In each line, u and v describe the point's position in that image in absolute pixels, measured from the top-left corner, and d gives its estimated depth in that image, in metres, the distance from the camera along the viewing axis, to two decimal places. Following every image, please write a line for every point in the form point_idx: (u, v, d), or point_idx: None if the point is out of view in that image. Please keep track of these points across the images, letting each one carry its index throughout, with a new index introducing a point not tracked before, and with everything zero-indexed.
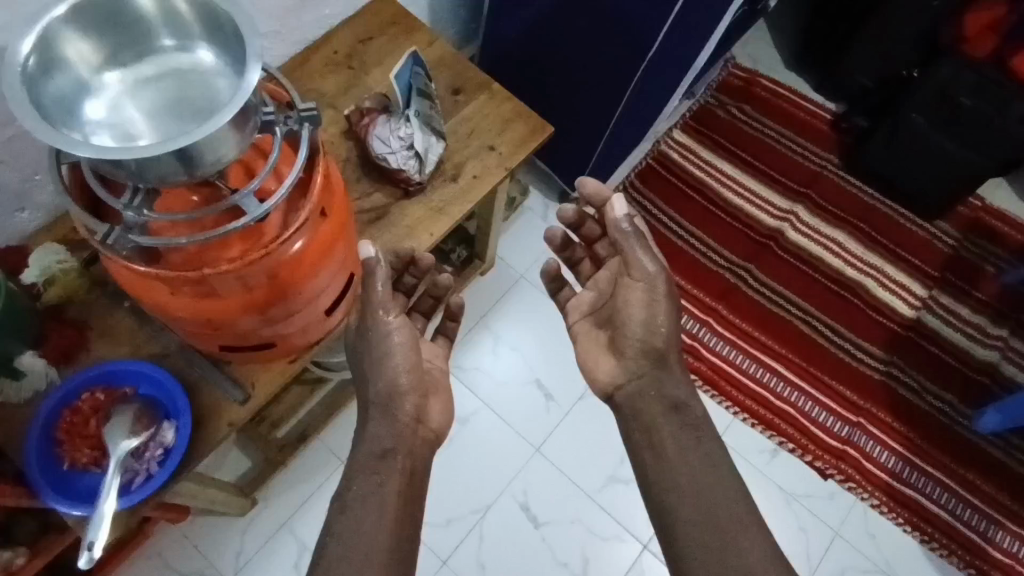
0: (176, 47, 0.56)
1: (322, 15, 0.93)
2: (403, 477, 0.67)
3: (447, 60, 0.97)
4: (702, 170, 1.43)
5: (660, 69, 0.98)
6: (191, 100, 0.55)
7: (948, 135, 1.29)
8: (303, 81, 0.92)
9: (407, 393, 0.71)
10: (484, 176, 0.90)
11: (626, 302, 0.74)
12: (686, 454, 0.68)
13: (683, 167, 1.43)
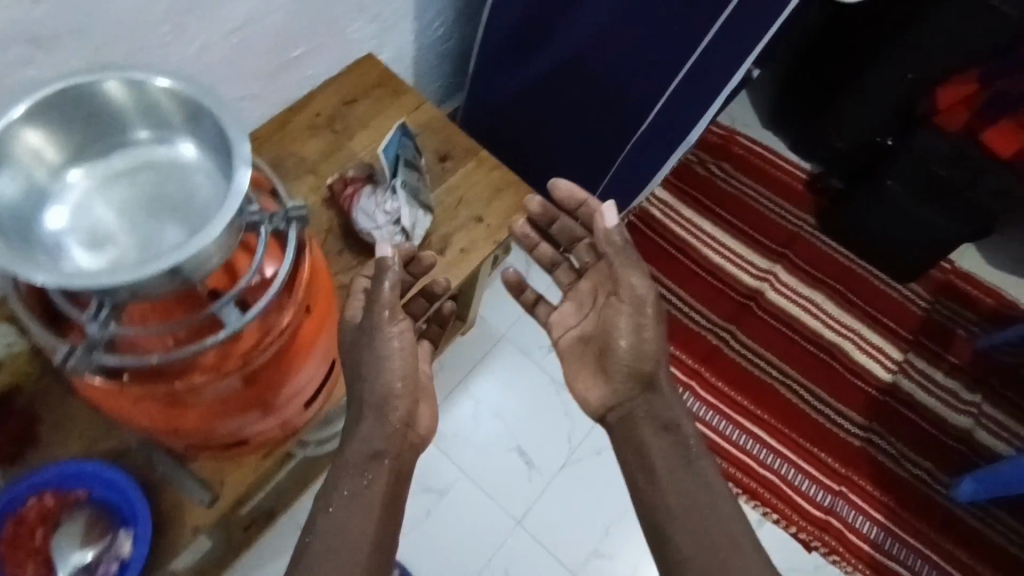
0: (149, 138, 0.52)
1: (305, 75, 0.89)
2: (381, 511, 0.62)
3: (434, 123, 0.94)
4: (684, 230, 1.43)
5: (650, 140, 0.97)
6: (165, 196, 0.51)
7: (924, 203, 1.31)
8: (283, 144, 0.88)
9: (401, 397, 0.66)
10: (472, 249, 0.87)
11: (617, 318, 0.74)
12: (677, 477, 0.65)
13: (665, 227, 1.43)
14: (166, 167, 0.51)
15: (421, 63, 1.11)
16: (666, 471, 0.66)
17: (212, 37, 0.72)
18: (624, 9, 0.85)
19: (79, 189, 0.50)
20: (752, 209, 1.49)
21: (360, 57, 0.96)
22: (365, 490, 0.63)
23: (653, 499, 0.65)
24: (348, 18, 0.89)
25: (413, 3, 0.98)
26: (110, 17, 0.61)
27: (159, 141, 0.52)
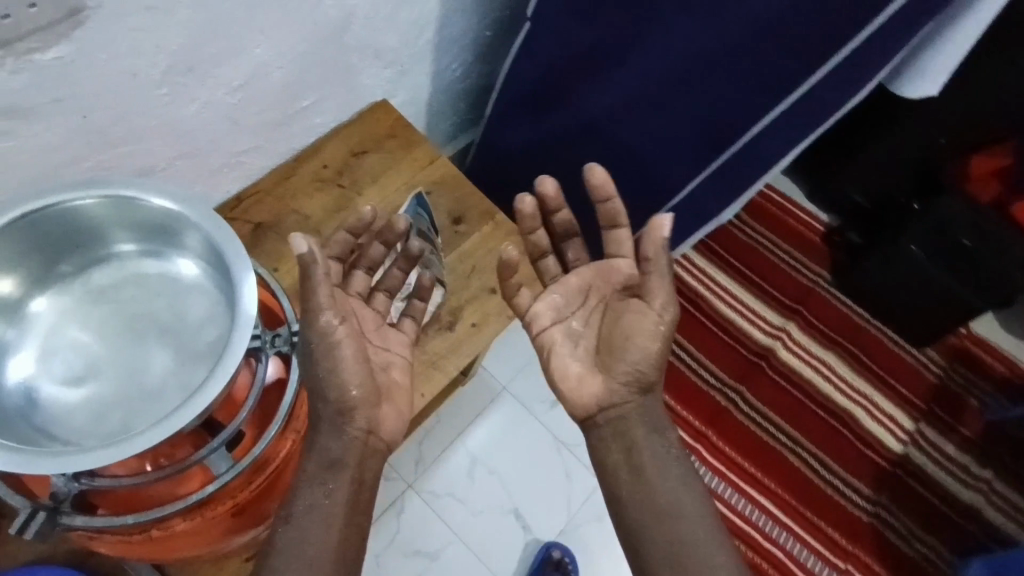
0: (139, 253, 0.54)
1: (312, 123, 0.83)
2: (343, 528, 0.55)
3: (447, 180, 0.87)
4: (699, 282, 1.37)
5: (680, 212, 0.93)
6: (148, 316, 0.52)
7: (945, 271, 1.23)
8: (285, 199, 0.81)
9: (359, 407, 0.58)
10: (484, 322, 0.81)
11: (636, 320, 0.63)
12: (663, 477, 0.60)
13: (678, 278, 1.37)
14: (163, 281, 0.54)
15: (434, 104, 1.04)
16: (654, 470, 0.60)
17: (214, 94, 0.66)
18: (660, 75, 0.79)
19: (71, 303, 0.53)
20: (771, 265, 1.41)
21: (372, 102, 0.89)
22: (325, 501, 0.56)
23: (645, 514, 0.59)
24: (362, 66, 0.82)
25: (431, 46, 0.91)
26: (102, 84, 0.55)
27: (153, 251, 0.54)
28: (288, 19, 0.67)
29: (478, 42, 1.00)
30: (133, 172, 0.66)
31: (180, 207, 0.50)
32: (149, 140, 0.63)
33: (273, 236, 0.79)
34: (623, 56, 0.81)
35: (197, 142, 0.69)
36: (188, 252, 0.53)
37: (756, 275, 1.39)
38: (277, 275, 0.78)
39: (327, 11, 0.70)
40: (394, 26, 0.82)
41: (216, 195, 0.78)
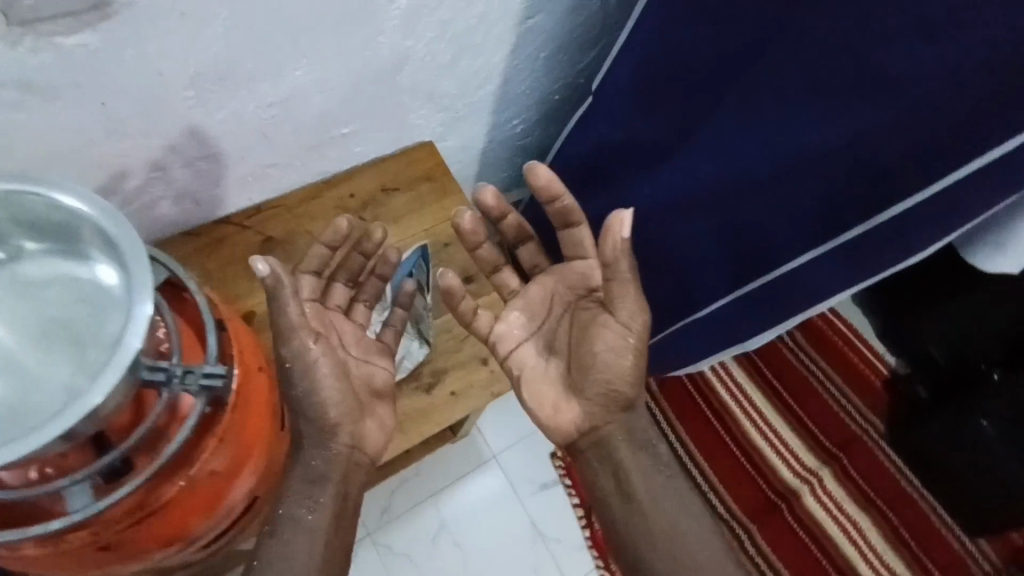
0: (42, 250, 0.45)
1: (351, 151, 0.81)
2: (328, 538, 0.57)
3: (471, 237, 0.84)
4: (736, 402, 1.25)
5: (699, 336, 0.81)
6: (29, 318, 0.44)
7: (1016, 459, 1.07)
8: (302, 220, 0.80)
9: (339, 423, 0.59)
10: (465, 392, 0.76)
11: (613, 324, 0.63)
12: (656, 500, 0.60)
13: (712, 392, 1.26)
14: (68, 286, 0.45)
15: (489, 155, 1.02)
16: (643, 491, 0.60)
17: (246, 106, 0.65)
18: (708, 183, 0.68)
19: None
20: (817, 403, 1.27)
21: (419, 142, 0.87)
22: (309, 516, 0.58)
23: (640, 536, 0.59)
24: (413, 105, 0.81)
25: (492, 99, 0.89)
26: (125, 77, 0.55)
27: (68, 252, 0.45)
28: (335, 49, 0.66)
29: (545, 103, 0.97)
30: (154, 167, 0.65)
31: (92, 215, 0.42)
32: (171, 138, 0.63)
33: (279, 254, 0.78)
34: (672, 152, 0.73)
35: (222, 148, 0.68)
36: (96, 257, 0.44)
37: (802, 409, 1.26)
38: (271, 294, 0.76)
39: (380, 47, 0.69)
40: (453, 73, 0.80)
41: (237, 201, 0.77)
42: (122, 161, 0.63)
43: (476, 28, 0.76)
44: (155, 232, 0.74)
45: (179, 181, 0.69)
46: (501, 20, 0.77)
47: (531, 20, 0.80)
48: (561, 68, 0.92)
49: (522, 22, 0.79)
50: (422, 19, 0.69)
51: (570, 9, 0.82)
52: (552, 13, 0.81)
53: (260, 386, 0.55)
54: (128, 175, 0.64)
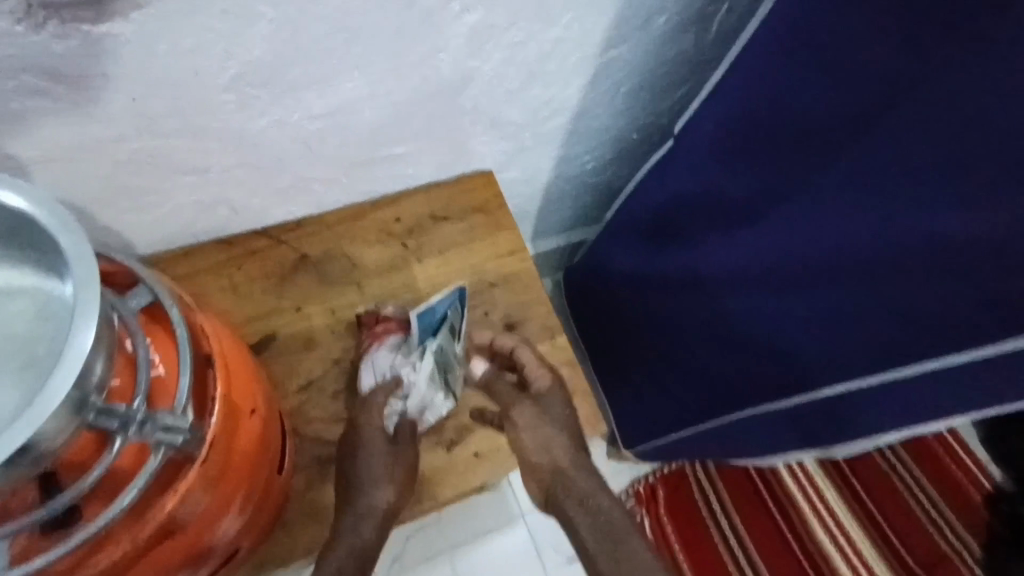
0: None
1: (403, 173, 0.75)
2: None
3: (520, 280, 0.76)
4: (813, 506, 1.05)
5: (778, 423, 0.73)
6: None
7: None
8: (341, 240, 0.74)
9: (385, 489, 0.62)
10: (488, 456, 0.67)
11: (544, 404, 0.70)
12: (597, 548, 0.65)
13: (783, 489, 1.07)
14: (38, 297, 0.41)
15: (555, 190, 0.94)
16: (590, 546, 0.65)
17: (289, 115, 0.61)
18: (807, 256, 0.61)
19: None
20: (910, 518, 1.06)
21: (478, 170, 0.80)
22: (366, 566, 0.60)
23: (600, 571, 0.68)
24: (474, 131, 0.74)
25: (562, 132, 0.82)
26: (159, 72, 0.51)
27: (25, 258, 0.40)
28: (391, 64, 0.60)
29: (621, 141, 0.89)
30: (188, 169, 0.62)
31: (34, 214, 0.37)
32: (207, 141, 0.59)
33: (312, 274, 0.72)
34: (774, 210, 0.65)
35: (262, 158, 0.64)
36: (53, 264, 0.39)
37: (888, 523, 1.05)
38: (297, 315, 0.70)
39: (441, 65, 0.63)
40: (521, 100, 0.73)
41: (276, 213, 0.72)
42: (156, 160, 0.59)
43: (551, 54, 0.68)
44: (188, 236, 0.70)
45: (214, 186, 0.65)
46: (580, 48, 0.69)
47: (615, 50, 0.72)
48: (644, 105, 0.83)
49: (604, 51, 0.71)
50: (490, 40, 0.63)
51: (660, 40, 0.73)
52: (639, 44, 0.73)
53: (251, 428, 0.48)
54: (160, 175, 0.61)
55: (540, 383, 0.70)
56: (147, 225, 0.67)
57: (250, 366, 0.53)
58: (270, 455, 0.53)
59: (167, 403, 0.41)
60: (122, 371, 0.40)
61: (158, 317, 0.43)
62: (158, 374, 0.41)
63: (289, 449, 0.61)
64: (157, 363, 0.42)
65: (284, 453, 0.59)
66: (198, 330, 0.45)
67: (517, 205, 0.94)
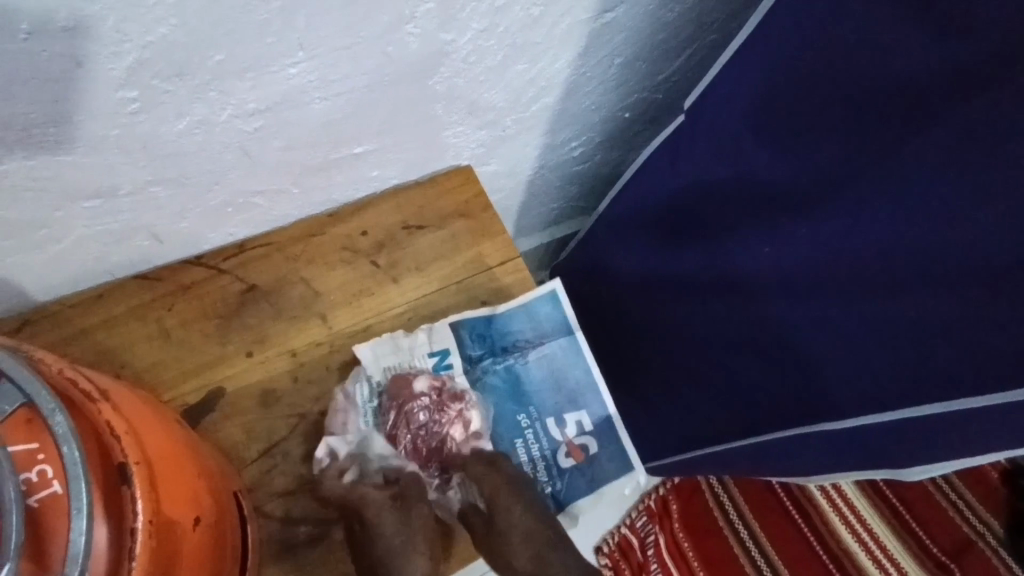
0: None
1: (366, 176, 0.62)
2: None
3: (518, 295, 0.63)
4: (848, 529, 0.81)
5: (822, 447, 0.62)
6: None
7: None
8: (297, 264, 0.61)
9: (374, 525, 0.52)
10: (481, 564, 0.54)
11: (499, 511, 0.52)
12: None
13: (816, 509, 0.83)
14: None
15: (539, 183, 0.82)
16: None
17: (215, 114, 0.47)
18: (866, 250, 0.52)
19: None
20: (1006, 546, 0.79)
21: (454, 167, 0.67)
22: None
23: None
24: (449, 120, 0.61)
25: (548, 116, 0.70)
26: (25, 65, 0.37)
27: None
28: (342, 40, 0.47)
29: (613, 122, 0.77)
30: (88, 192, 0.47)
31: None
32: (108, 154, 0.45)
33: (263, 309, 0.59)
34: (835, 204, 0.56)
35: (185, 171, 0.50)
36: None
37: (984, 550, 0.79)
38: (249, 363, 0.57)
39: (406, 40, 0.50)
40: (503, 79, 0.60)
41: (212, 237, 0.58)
42: (39, 184, 0.45)
43: (538, 21, 0.56)
44: (101, 274, 0.56)
45: (127, 211, 0.51)
46: (571, 12, 0.57)
47: (611, 13, 0.60)
48: (639, 78, 0.72)
49: (597, 15, 0.59)
50: (465, 4, 0.50)
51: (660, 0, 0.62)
52: (637, 5, 0.61)
53: (197, 545, 0.36)
54: (49, 203, 0.47)
55: (488, 481, 0.53)
56: (42, 267, 0.52)
57: (188, 450, 0.40)
58: (226, 566, 0.40)
59: (65, 528, 0.28)
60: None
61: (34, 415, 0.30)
62: (50, 490, 0.29)
63: (252, 541, 0.48)
64: (49, 475, 0.29)
65: (246, 547, 0.47)
66: (102, 429, 0.32)
67: (496, 202, 0.81)
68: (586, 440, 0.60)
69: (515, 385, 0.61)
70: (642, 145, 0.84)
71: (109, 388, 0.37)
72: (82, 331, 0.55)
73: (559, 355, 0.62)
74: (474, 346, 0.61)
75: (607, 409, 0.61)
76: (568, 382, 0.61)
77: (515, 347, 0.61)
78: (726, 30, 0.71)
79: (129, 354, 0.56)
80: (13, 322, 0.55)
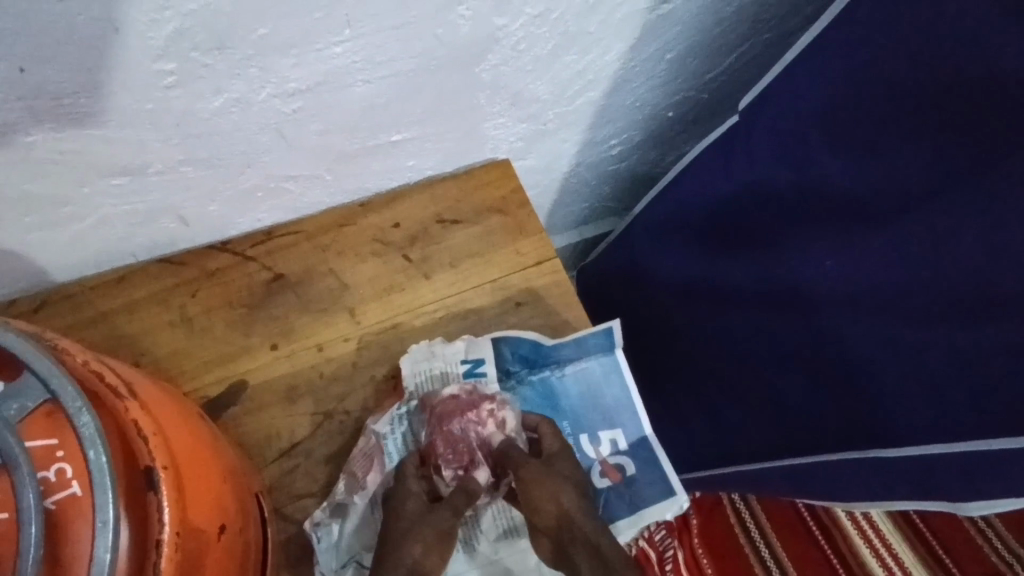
0: None
1: (402, 166, 0.59)
2: None
3: (554, 296, 0.60)
4: (874, 554, 0.74)
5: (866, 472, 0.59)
6: None
7: None
8: (326, 254, 0.58)
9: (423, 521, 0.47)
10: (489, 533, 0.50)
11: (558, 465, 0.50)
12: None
13: (841, 532, 0.76)
14: None
15: (574, 180, 0.79)
16: None
17: (254, 93, 0.44)
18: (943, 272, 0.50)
19: None
20: None
21: (490, 160, 0.64)
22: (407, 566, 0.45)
23: None
24: (491, 111, 0.58)
25: (592, 111, 0.66)
26: (60, 28, 0.35)
27: None
28: (391, 19, 0.44)
29: (656, 121, 0.74)
30: (114, 169, 0.45)
31: None
32: (139, 129, 0.43)
33: (289, 300, 0.56)
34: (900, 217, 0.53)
35: (216, 151, 0.47)
36: None
37: None
38: (273, 356, 0.55)
39: (457, 22, 0.47)
40: (550, 70, 0.57)
41: (240, 222, 0.56)
42: (64, 158, 0.43)
43: (594, 9, 0.53)
44: (123, 255, 0.53)
45: (154, 191, 0.48)
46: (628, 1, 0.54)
47: (668, 4, 0.57)
48: (689, 74, 0.68)
49: (655, 6, 0.56)
50: None
51: None
52: None
53: (219, 553, 0.33)
54: (74, 178, 0.44)
55: (555, 444, 0.52)
56: (62, 245, 0.50)
57: (213, 450, 0.37)
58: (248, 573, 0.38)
59: (88, 533, 0.26)
60: (4, 500, 0.25)
61: (56, 410, 0.28)
62: (69, 492, 0.26)
63: (271, 546, 0.45)
64: (69, 476, 0.27)
65: (265, 554, 0.44)
66: (129, 428, 0.30)
67: (530, 198, 0.78)
68: (621, 459, 0.56)
69: (549, 399, 0.57)
70: (683, 146, 0.81)
71: (134, 381, 0.34)
72: (101, 315, 0.53)
73: (598, 376, 0.57)
74: (509, 362, 0.57)
75: (643, 430, 0.56)
76: (604, 400, 0.57)
77: (552, 360, 0.57)
78: (783, 29, 0.67)
79: (148, 341, 0.53)
80: (31, 301, 0.53)
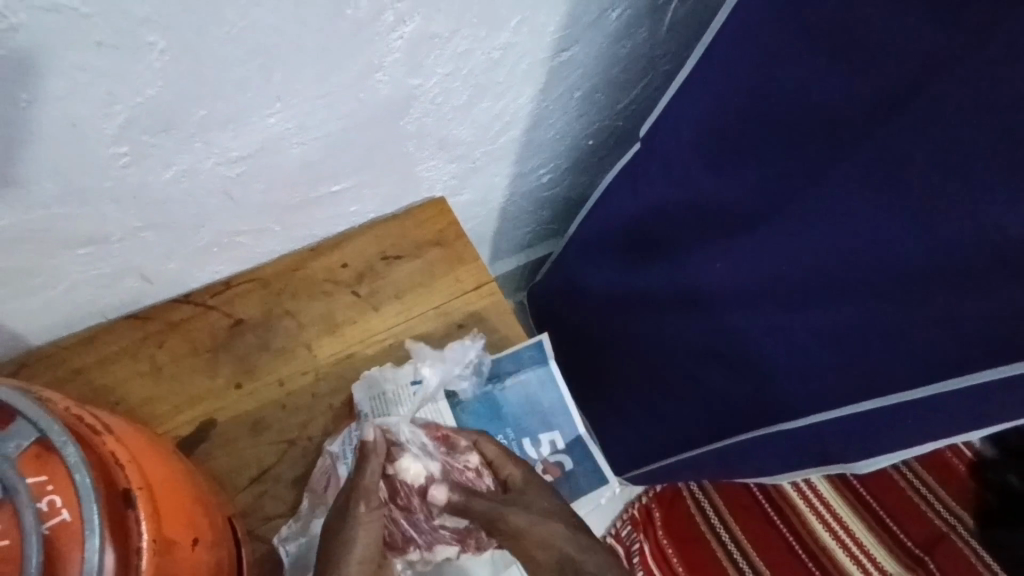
0: None
1: (345, 212, 0.66)
2: None
3: (493, 316, 0.67)
4: (827, 530, 0.78)
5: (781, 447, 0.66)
6: None
7: None
8: (282, 297, 0.64)
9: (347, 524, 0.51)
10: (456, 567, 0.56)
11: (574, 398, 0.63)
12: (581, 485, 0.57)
13: (793, 510, 0.80)
14: None
15: (511, 208, 0.86)
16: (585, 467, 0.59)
17: (200, 163, 0.50)
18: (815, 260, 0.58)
19: None
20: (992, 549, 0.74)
21: (428, 199, 0.71)
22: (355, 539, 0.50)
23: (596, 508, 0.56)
24: (421, 156, 0.65)
25: (516, 146, 0.74)
26: (27, 128, 0.41)
27: None
28: (317, 90, 0.51)
29: (578, 150, 0.82)
30: (82, 239, 0.51)
31: None
32: (101, 204, 0.49)
33: (250, 342, 0.62)
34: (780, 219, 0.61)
35: (171, 216, 0.53)
36: None
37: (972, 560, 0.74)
38: (238, 394, 0.60)
39: (377, 86, 0.54)
40: (469, 117, 0.65)
41: (200, 276, 0.61)
42: (36, 235, 0.48)
43: (499, 62, 0.60)
44: (93, 315, 0.59)
45: (119, 256, 0.54)
46: (530, 53, 0.62)
47: (567, 52, 0.65)
48: (600, 107, 0.76)
49: (555, 54, 0.64)
50: (429, 53, 0.54)
51: (614, 39, 0.67)
52: (592, 44, 0.66)
53: (191, 562, 0.38)
54: (46, 252, 0.50)
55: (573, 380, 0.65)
56: (38, 311, 0.55)
57: (184, 476, 0.43)
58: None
59: (77, 546, 0.31)
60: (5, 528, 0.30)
61: (45, 448, 0.33)
62: (59, 517, 0.32)
63: (246, 563, 0.50)
64: (58, 504, 0.32)
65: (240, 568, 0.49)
66: (109, 459, 0.36)
67: (472, 228, 0.85)
68: (560, 457, 0.63)
69: (492, 410, 0.63)
70: (608, 168, 0.88)
71: (109, 422, 0.40)
72: (76, 371, 0.58)
73: (532, 387, 0.64)
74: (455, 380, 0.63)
75: (578, 430, 0.64)
76: (542, 406, 0.64)
77: (492, 375, 0.63)
78: (678, 60, 0.76)
79: (122, 391, 0.59)
80: (10, 365, 0.57)
